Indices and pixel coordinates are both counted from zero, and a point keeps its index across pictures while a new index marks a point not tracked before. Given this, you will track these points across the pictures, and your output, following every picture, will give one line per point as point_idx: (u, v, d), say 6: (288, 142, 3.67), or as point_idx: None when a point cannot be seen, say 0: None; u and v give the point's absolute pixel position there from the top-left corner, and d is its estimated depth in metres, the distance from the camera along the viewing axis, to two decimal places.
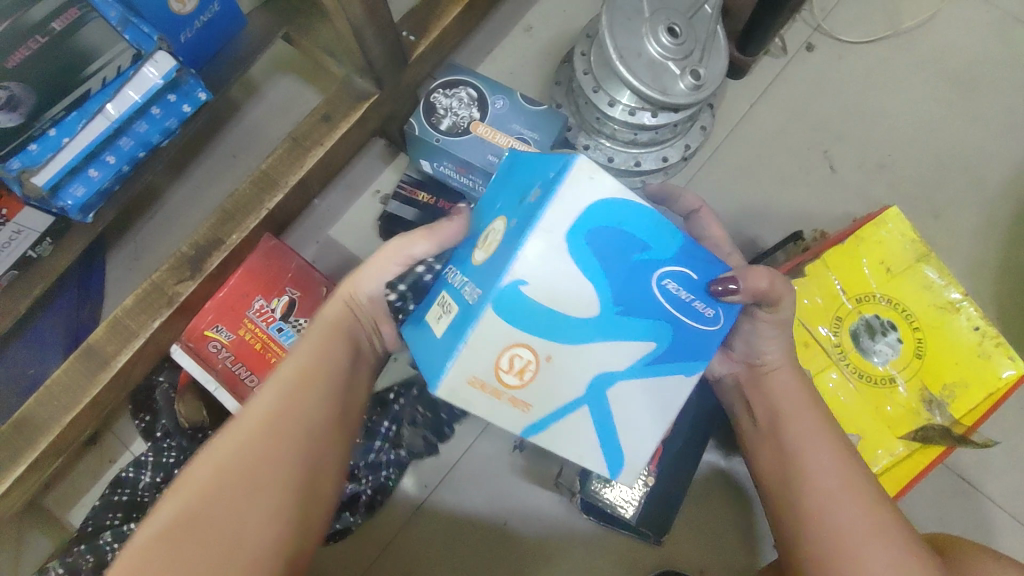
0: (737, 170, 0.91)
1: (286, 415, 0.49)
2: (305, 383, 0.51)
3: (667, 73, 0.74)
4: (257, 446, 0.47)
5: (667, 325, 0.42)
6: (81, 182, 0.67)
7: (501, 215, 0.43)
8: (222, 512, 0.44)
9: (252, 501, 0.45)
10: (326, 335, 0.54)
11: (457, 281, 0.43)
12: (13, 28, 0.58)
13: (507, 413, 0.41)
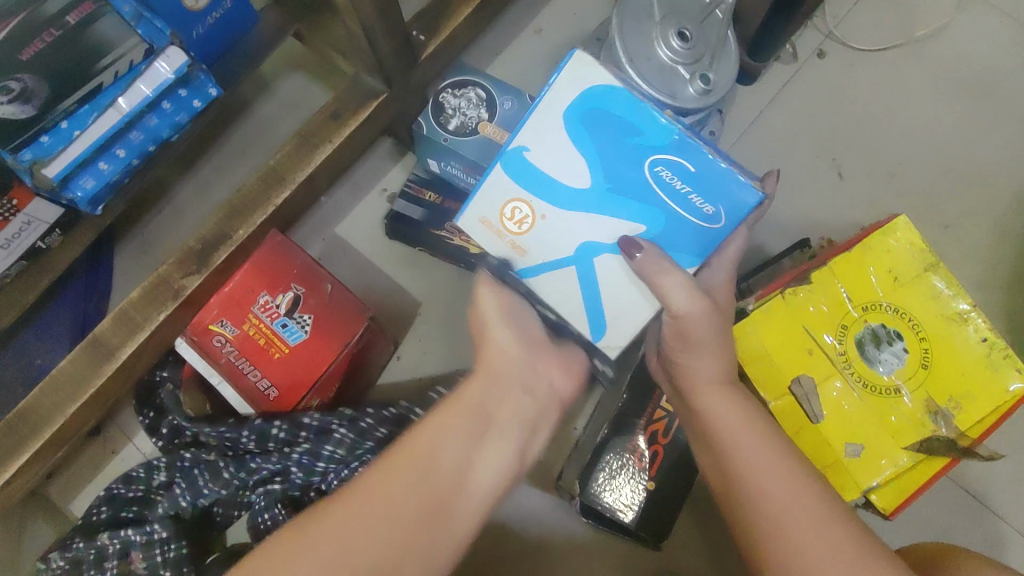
0: None
1: (423, 471, 0.47)
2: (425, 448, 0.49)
3: (677, 77, 0.74)
4: (403, 479, 0.46)
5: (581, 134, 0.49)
6: (91, 174, 0.68)
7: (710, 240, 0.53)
8: (373, 521, 0.44)
9: (393, 520, 0.45)
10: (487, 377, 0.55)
11: None
12: (27, 20, 0.57)
13: (506, 252, 0.55)
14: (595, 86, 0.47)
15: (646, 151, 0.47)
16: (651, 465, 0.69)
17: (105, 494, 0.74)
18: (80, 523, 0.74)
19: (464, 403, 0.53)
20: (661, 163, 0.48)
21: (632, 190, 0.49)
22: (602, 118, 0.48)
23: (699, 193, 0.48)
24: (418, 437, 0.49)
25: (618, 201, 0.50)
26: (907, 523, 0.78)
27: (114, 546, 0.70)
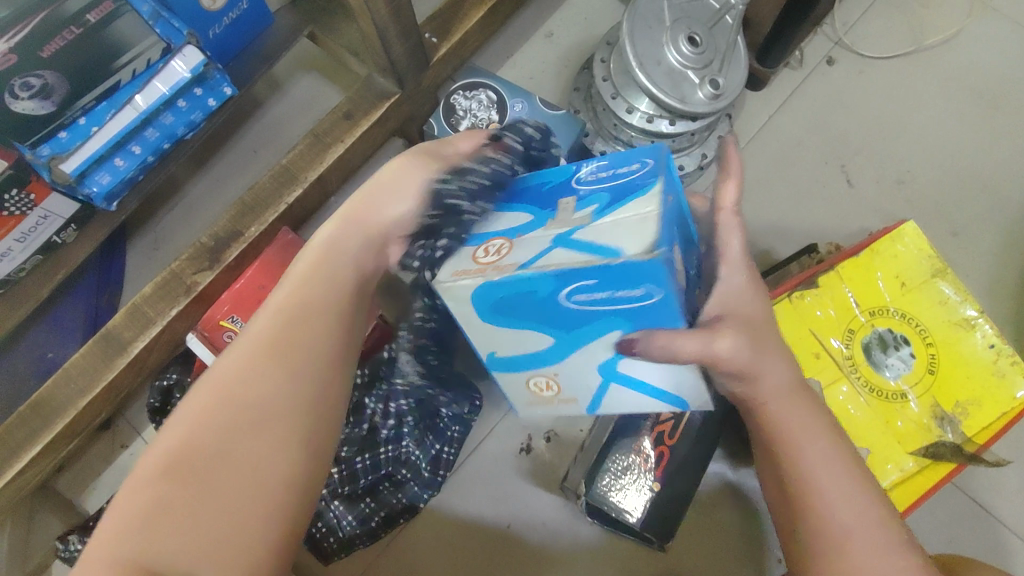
0: (755, 183, 0.91)
1: (273, 354, 0.45)
2: (275, 336, 0.46)
3: (686, 82, 0.74)
4: (253, 367, 0.44)
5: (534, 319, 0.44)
6: (107, 170, 0.70)
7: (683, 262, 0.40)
8: (239, 417, 0.43)
9: (265, 408, 0.43)
10: (318, 268, 0.51)
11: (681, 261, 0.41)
12: (49, 18, 0.57)
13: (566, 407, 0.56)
14: (471, 290, 0.42)
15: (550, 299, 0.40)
16: (657, 466, 0.69)
17: None
18: (104, 509, 0.76)
19: (308, 273, 0.50)
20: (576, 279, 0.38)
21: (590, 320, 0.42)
22: (506, 300, 0.42)
23: (624, 297, 0.38)
24: (273, 315, 0.47)
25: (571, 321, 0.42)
26: (915, 531, 0.78)
27: None
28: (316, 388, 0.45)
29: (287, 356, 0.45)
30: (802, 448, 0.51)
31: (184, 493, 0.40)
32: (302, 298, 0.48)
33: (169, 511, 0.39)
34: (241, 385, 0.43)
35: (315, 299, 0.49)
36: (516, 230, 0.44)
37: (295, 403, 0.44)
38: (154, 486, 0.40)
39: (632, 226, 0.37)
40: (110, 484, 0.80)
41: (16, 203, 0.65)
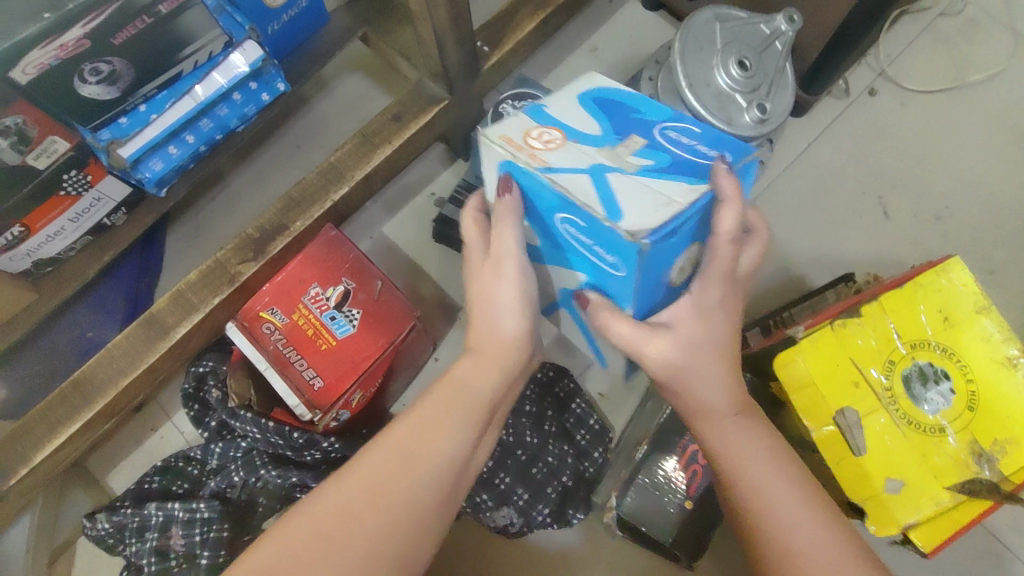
0: (791, 208, 0.91)
1: (393, 471, 0.45)
2: (400, 466, 0.45)
3: (734, 104, 0.75)
4: (378, 477, 0.45)
5: (534, 212, 0.47)
6: (160, 157, 0.71)
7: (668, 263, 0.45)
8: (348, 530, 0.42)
9: (371, 525, 0.43)
10: (449, 394, 0.50)
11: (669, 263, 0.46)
12: (124, 8, 0.58)
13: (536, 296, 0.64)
14: (502, 159, 0.44)
15: (546, 206, 0.44)
16: (689, 486, 0.69)
17: (160, 466, 0.78)
18: (130, 489, 0.77)
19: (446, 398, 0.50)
20: (573, 211, 0.41)
21: (567, 246, 0.47)
22: (515, 188, 0.46)
23: (601, 248, 0.43)
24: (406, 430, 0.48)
25: (555, 240, 0.48)
26: (936, 567, 0.77)
27: (156, 518, 0.73)
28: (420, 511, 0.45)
29: (408, 484, 0.45)
30: (772, 485, 0.47)
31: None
32: (433, 421, 0.48)
33: None
34: (390, 474, 0.45)
35: (450, 424, 0.48)
36: (575, 134, 0.45)
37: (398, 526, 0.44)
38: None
39: (648, 204, 0.40)
40: (137, 466, 0.81)
41: (74, 183, 0.67)
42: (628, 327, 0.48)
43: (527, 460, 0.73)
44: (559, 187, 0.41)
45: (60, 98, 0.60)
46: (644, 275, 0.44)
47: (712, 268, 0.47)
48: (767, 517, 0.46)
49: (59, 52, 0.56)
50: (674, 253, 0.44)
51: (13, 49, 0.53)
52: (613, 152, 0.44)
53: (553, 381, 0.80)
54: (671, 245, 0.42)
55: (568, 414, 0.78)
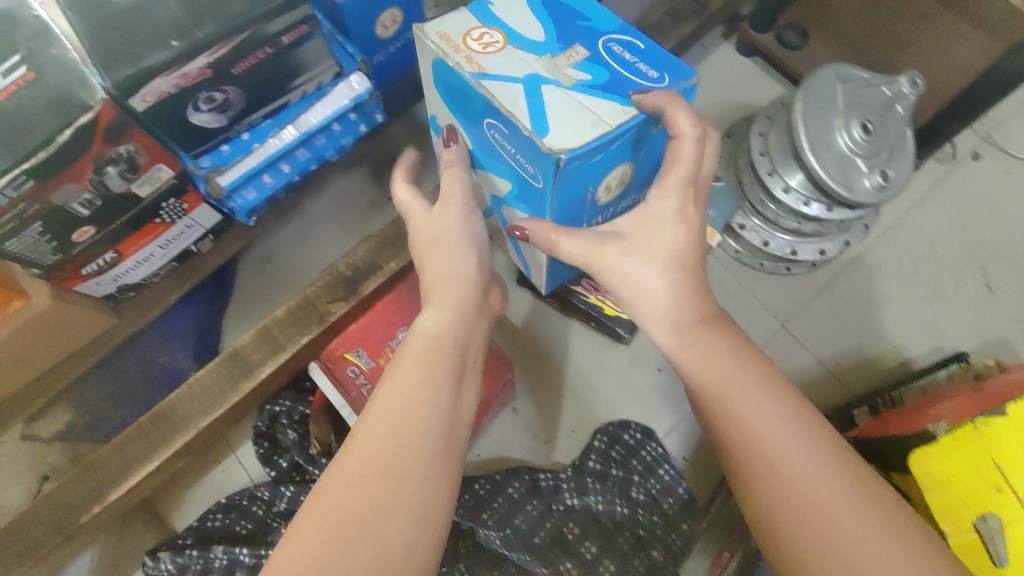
0: (887, 275, 0.88)
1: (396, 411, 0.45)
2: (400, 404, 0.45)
3: (854, 169, 0.71)
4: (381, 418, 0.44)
5: (466, 115, 0.49)
6: (254, 186, 0.68)
7: (595, 181, 0.47)
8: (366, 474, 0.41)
9: (387, 462, 0.42)
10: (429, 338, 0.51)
11: (602, 178, 0.48)
12: (247, 40, 0.55)
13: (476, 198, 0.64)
14: (436, 57, 0.46)
15: (476, 110, 0.46)
16: None
17: (224, 503, 0.75)
18: (193, 527, 0.73)
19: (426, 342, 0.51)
20: (502, 120, 0.43)
21: (498, 153, 0.49)
22: (452, 89, 0.47)
23: (524, 155, 0.45)
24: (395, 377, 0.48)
25: (489, 149, 0.50)
26: None
27: (220, 561, 0.69)
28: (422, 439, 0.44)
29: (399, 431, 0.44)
30: (767, 414, 0.45)
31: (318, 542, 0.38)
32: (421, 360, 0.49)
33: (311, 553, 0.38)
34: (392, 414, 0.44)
35: (432, 358, 0.49)
36: (513, 39, 0.46)
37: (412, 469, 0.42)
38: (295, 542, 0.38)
39: (576, 123, 0.42)
40: (199, 501, 0.78)
41: (170, 211, 0.64)
42: (577, 243, 0.49)
43: (614, 528, 0.71)
44: (488, 92, 0.43)
45: (170, 124, 0.57)
46: (572, 187, 0.46)
47: (670, 173, 0.49)
48: (775, 450, 0.43)
49: (179, 80, 0.53)
50: (602, 169, 0.46)
51: (136, 75, 0.50)
52: (552, 63, 0.45)
53: (637, 444, 0.77)
54: (593, 165, 0.45)
55: (654, 479, 0.74)
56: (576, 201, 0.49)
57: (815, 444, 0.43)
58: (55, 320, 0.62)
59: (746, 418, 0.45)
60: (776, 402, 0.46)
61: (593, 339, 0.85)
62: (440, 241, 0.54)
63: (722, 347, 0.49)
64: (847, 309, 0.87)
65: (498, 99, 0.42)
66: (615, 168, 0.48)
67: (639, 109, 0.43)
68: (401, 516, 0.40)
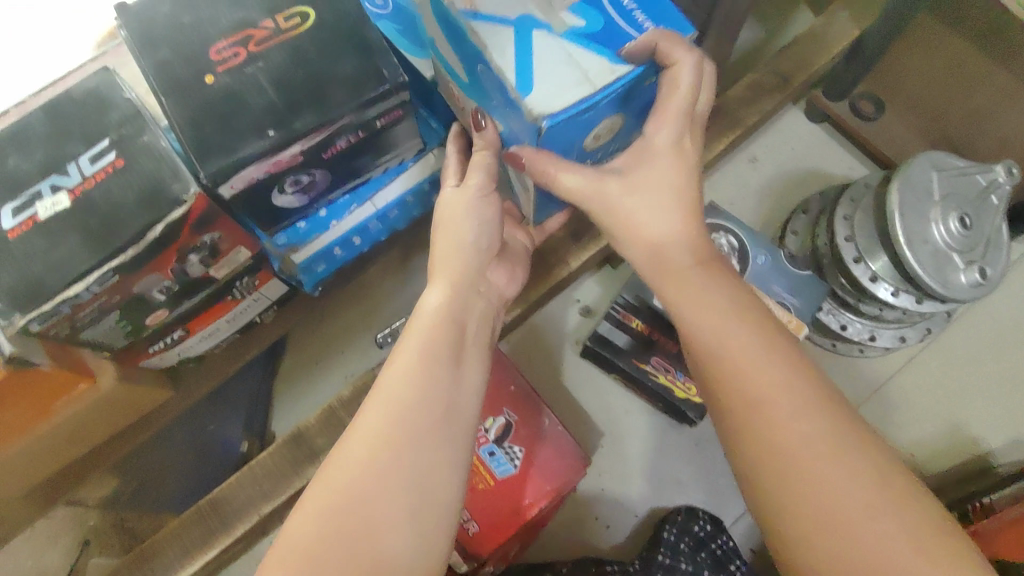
0: (964, 360, 0.84)
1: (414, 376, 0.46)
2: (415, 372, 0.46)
3: (950, 264, 0.68)
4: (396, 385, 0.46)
5: (466, 59, 0.49)
6: (325, 259, 0.65)
7: (586, 134, 0.47)
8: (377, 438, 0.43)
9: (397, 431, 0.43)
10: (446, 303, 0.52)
11: (593, 131, 0.47)
12: (341, 127, 0.52)
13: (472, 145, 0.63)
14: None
15: (470, 56, 0.47)
16: None
17: None
18: None
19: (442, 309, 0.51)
20: (489, 67, 0.44)
21: (493, 101, 0.49)
22: (451, 35, 0.49)
23: (509, 104, 0.45)
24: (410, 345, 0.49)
25: (484, 93, 0.50)
26: None
27: None
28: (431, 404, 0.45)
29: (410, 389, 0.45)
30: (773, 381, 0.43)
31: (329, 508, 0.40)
32: (432, 326, 0.50)
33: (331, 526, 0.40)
34: (406, 381, 0.46)
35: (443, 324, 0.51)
36: None
37: (427, 428, 0.44)
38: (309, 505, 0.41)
39: (557, 78, 0.43)
40: None
41: (242, 288, 0.61)
42: (578, 177, 0.48)
43: None
44: (477, 36, 0.44)
45: (253, 206, 0.54)
46: (556, 139, 0.45)
47: (668, 104, 0.47)
48: (770, 420, 0.42)
49: (269, 167, 0.51)
50: (591, 124, 0.46)
51: (230, 167, 0.48)
52: (549, 6, 0.45)
53: (707, 535, 0.74)
54: (579, 121, 0.44)
55: None
56: (567, 149, 0.48)
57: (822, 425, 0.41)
58: (119, 398, 0.60)
59: (733, 375, 0.44)
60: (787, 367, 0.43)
61: (656, 418, 0.82)
62: (448, 238, 0.55)
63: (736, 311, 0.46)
64: (920, 394, 0.83)
65: (491, 44, 0.44)
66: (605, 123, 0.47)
67: (629, 59, 0.43)
68: (413, 486, 0.42)
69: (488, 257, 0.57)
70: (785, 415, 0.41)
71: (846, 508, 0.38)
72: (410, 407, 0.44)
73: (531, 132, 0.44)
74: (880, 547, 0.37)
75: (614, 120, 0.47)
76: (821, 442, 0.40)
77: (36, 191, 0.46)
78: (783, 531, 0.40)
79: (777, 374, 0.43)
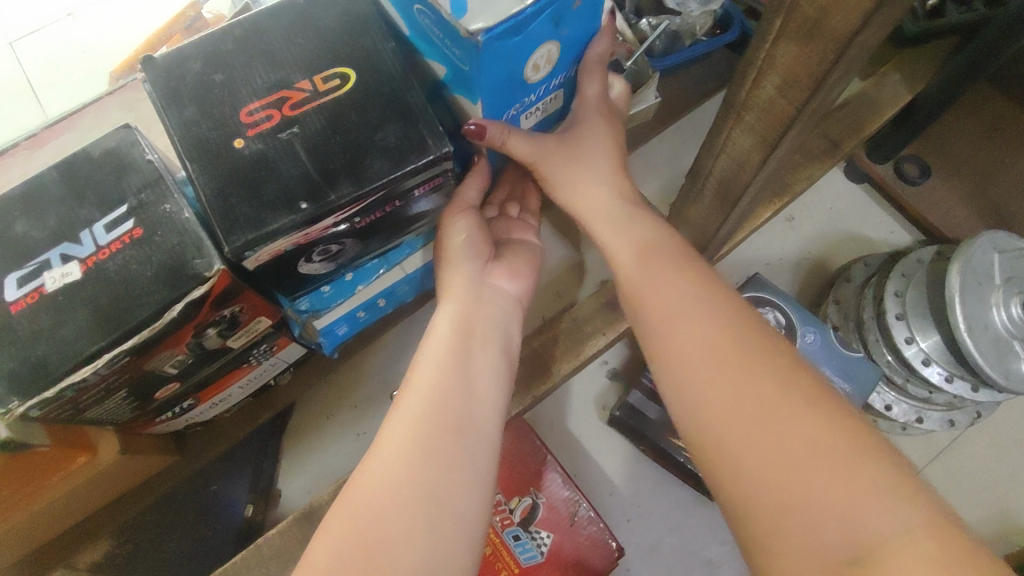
0: (1015, 444, 0.79)
1: (427, 380, 0.44)
2: (429, 379, 0.44)
3: (1011, 352, 0.64)
4: (407, 393, 0.44)
5: None
6: (347, 321, 0.62)
7: (522, 64, 0.47)
8: (391, 443, 0.40)
9: (413, 437, 0.41)
10: (457, 311, 0.50)
11: (530, 63, 0.48)
12: (381, 196, 0.48)
13: None
14: None
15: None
16: None
17: None
18: None
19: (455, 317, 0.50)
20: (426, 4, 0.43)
21: (432, 36, 0.47)
22: None
23: (448, 35, 0.44)
24: (423, 353, 0.47)
25: (423, 35, 0.49)
26: None
27: None
28: (446, 413, 0.42)
29: (420, 394, 0.43)
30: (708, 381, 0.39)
31: (352, 521, 0.37)
32: (447, 334, 0.48)
33: (346, 543, 0.36)
34: (420, 388, 0.44)
35: (455, 329, 0.49)
36: None
37: (439, 436, 0.41)
38: (327, 522, 0.38)
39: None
40: None
41: (259, 355, 0.56)
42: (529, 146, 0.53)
43: None
44: None
45: (277, 277, 0.50)
46: (494, 72, 0.46)
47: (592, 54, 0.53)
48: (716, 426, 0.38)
49: (298, 239, 0.47)
50: (526, 53, 0.46)
51: (257, 241, 0.44)
52: None
53: None
54: (513, 46, 0.44)
55: None
56: (506, 85, 0.49)
57: (785, 426, 0.36)
58: (122, 470, 0.56)
59: (676, 355, 0.41)
60: (726, 359, 0.39)
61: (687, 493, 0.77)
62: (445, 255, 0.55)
63: (698, 301, 0.43)
64: (967, 478, 0.78)
65: None
66: (541, 49, 0.47)
67: None
68: (434, 501, 0.38)
69: (485, 263, 0.55)
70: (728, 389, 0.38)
71: (804, 476, 0.34)
72: (420, 410, 0.42)
73: (472, 62, 0.44)
74: (819, 516, 0.33)
75: (550, 45, 0.47)
76: (777, 411, 0.36)
77: (44, 259, 0.42)
78: (736, 510, 0.36)
79: (713, 364, 0.39)
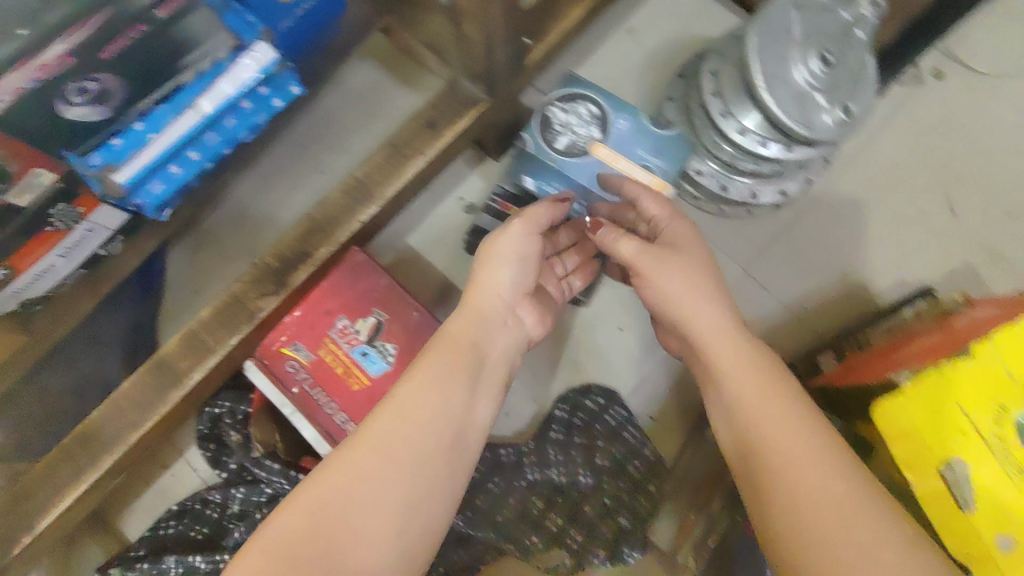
0: (848, 206, 0.83)
1: (430, 401, 0.49)
2: (431, 402, 0.49)
3: (813, 103, 0.67)
4: (411, 403, 0.48)
5: None
6: (160, 178, 0.58)
7: None
8: (391, 453, 0.45)
9: (406, 449, 0.46)
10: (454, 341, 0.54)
11: None
12: (112, 19, 0.50)
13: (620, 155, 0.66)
14: None
15: None
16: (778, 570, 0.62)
17: (177, 509, 0.72)
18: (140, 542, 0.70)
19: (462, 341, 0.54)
20: None
21: None
22: None
23: None
24: (424, 364, 0.51)
25: None
26: None
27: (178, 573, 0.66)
28: (444, 442, 0.48)
29: (414, 412, 0.48)
30: (784, 443, 0.47)
31: (320, 512, 0.43)
32: (452, 355, 0.52)
33: (314, 534, 0.42)
34: (422, 404, 0.48)
35: (458, 352, 0.53)
36: None
37: (431, 455, 0.47)
38: (299, 515, 0.42)
39: None
40: (155, 507, 0.76)
41: (63, 217, 0.57)
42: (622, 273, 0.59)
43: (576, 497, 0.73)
44: None
45: (43, 126, 0.51)
46: None
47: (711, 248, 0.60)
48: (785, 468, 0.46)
49: (40, 74, 0.47)
50: None
51: None
52: None
53: (600, 408, 0.77)
54: None
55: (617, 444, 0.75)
56: None
57: (837, 484, 0.44)
58: None
59: (755, 416, 0.49)
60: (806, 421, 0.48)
61: None
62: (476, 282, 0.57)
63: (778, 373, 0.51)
64: (807, 245, 0.83)
65: None
66: None
67: None
68: (398, 490, 0.44)
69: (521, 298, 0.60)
70: (825, 431, 0.47)
71: (841, 522, 0.43)
72: (421, 427, 0.47)
73: None
74: (840, 539, 0.42)
75: None
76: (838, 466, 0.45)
77: None
78: (776, 520, 0.45)
79: (790, 427, 0.47)
